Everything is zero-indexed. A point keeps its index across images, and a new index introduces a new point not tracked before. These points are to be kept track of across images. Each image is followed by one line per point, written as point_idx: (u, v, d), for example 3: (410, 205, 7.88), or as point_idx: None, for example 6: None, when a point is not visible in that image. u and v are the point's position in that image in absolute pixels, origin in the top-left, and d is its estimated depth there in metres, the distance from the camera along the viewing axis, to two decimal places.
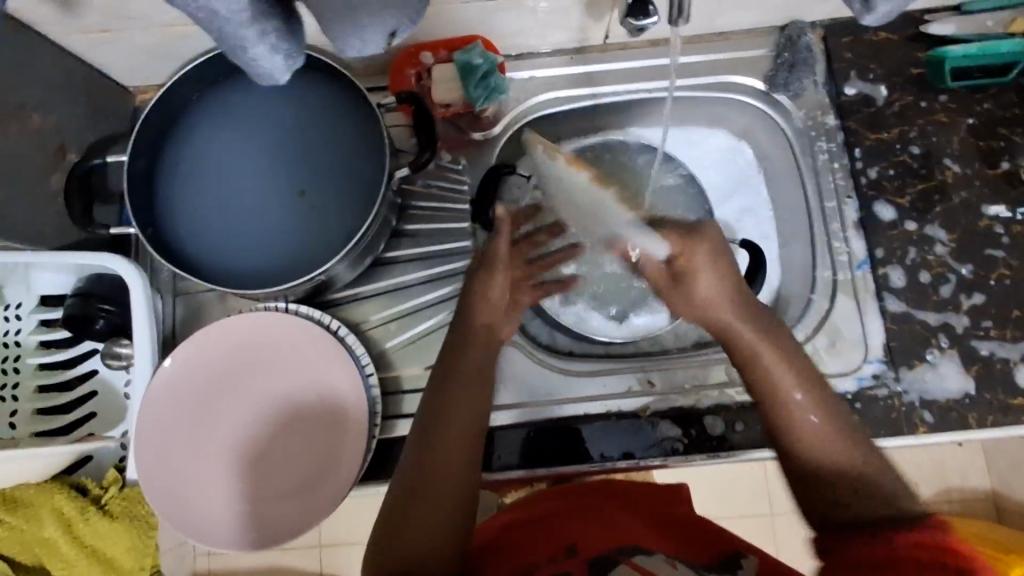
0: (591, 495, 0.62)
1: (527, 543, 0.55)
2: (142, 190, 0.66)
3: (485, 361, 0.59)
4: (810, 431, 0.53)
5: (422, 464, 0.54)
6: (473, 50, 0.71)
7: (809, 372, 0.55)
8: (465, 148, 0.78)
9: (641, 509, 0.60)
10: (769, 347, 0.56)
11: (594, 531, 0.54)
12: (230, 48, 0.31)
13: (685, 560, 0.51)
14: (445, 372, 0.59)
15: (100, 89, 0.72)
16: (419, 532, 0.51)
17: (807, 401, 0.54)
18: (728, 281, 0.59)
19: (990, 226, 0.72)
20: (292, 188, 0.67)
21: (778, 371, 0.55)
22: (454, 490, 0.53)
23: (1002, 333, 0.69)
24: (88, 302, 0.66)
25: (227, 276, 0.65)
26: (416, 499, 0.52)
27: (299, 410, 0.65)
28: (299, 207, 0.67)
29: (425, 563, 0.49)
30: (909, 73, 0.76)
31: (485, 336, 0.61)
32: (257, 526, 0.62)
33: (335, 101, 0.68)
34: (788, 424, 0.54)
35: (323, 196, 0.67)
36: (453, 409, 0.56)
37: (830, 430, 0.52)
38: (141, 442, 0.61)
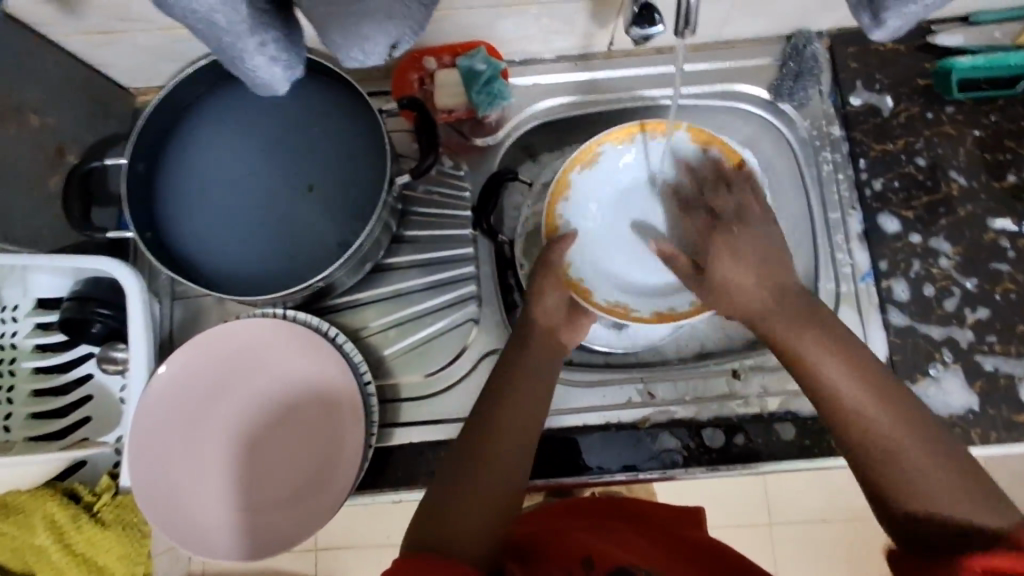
0: (603, 513, 0.63)
1: (547, 544, 0.54)
2: (141, 193, 0.66)
3: (546, 367, 0.61)
4: (881, 423, 0.50)
5: (479, 447, 0.54)
6: (477, 56, 0.71)
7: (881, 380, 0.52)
8: (467, 154, 0.77)
9: (650, 529, 0.61)
10: (822, 350, 0.55)
11: (613, 546, 0.55)
12: (228, 57, 0.31)
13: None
14: (508, 370, 0.60)
15: (100, 89, 0.71)
16: (459, 527, 0.48)
17: (874, 408, 0.50)
18: (773, 295, 0.60)
19: (996, 240, 0.71)
20: (301, 185, 0.67)
21: (833, 374, 0.53)
22: (502, 484, 0.52)
23: (1007, 348, 0.68)
24: (85, 305, 0.65)
25: (225, 281, 0.64)
26: (459, 494, 0.50)
27: (298, 417, 0.65)
28: (308, 204, 0.67)
29: (468, 543, 0.47)
30: (916, 84, 0.76)
31: (546, 344, 0.63)
32: (254, 534, 0.61)
33: (339, 104, 0.67)
34: (850, 426, 0.51)
35: (332, 195, 0.66)
36: (515, 399, 0.57)
37: (897, 422, 0.49)
38: (135, 448, 0.61)
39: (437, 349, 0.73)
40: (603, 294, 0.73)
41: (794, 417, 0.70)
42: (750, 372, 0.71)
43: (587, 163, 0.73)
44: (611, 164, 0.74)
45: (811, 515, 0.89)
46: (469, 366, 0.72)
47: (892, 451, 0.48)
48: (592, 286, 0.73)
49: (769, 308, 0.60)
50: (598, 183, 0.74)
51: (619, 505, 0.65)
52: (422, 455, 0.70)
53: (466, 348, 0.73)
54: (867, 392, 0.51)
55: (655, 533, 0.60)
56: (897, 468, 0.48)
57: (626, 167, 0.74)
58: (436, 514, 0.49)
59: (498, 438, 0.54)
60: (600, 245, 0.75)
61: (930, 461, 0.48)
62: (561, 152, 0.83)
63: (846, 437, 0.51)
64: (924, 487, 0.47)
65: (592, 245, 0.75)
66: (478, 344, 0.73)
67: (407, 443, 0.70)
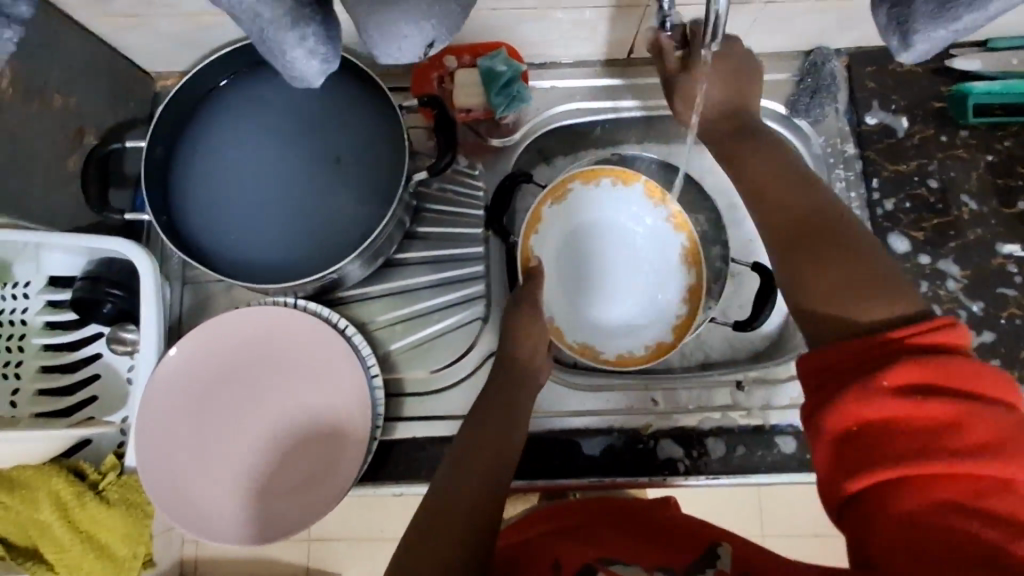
0: (587, 509, 0.64)
1: (524, 558, 0.57)
2: (158, 176, 0.66)
3: (530, 380, 0.66)
4: (793, 217, 0.50)
5: (470, 437, 0.58)
6: (497, 58, 0.72)
7: (805, 178, 0.53)
8: (482, 153, 0.78)
9: (623, 515, 0.62)
10: (759, 150, 0.57)
11: (581, 544, 0.57)
12: (267, 51, 0.31)
13: (664, 566, 0.52)
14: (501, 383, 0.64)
15: (122, 72, 0.72)
16: (458, 506, 0.51)
17: (785, 190, 0.52)
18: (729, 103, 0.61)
19: (1004, 265, 0.72)
20: (327, 160, 0.68)
21: (765, 163, 0.55)
22: (494, 463, 0.55)
23: (1010, 371, 0.69)
24: (97, 286, 0.66)
25: (238, 267, 0.65)
26: (456, 472, 0.54)
27: (300, 405, 0.65)
28: (333, 180, 0.67)
29: (473, 517, 0.50)
30: (932, 106, 0.76)
31: (534, 361, 0.67)
32: (252, 519, 0.62)
33: (359, 96, 0.68)
34: (757, 209, 0.53)
35: (355, 178, 0.67)
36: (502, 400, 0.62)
37: (814, 214, 0.49)
38: (140, 431, 0.61)
39: (444, 346, 0.74)
40: (578, 336, 0.75)
41: (794, 430, 0.70)
42: (753, 384, 0.72)
43: (558, 197, 0.76)
44: (582, 203, 0.78)
45: (806, 527, 0.89)
46: (474, 365, 0.73)
47: (801, 237, 0.48)
48: (568, 329, 0.75)
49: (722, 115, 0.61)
50: (569, 219, 0.78)
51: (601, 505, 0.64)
52: (424, 449, 0.71)
53: (471, 347, 0.73)
54: (781, 183, 0.53)
55: (625, 519, 0.61)
56: (803, 247, 0.48)
57: (595, 204, 0.78)
58: (438, 496, 0.52)
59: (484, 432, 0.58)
60: (571, 278, 0.78)
61: (830, 245, 0.47)
62: (575, 156, 0.82)
63: (768, 224, 0.51)
64: (822, 283, 0.46)
65: (573, 289, 0.77)
66: (484, 342, 0.73)
67: (411, 438, 0.71)
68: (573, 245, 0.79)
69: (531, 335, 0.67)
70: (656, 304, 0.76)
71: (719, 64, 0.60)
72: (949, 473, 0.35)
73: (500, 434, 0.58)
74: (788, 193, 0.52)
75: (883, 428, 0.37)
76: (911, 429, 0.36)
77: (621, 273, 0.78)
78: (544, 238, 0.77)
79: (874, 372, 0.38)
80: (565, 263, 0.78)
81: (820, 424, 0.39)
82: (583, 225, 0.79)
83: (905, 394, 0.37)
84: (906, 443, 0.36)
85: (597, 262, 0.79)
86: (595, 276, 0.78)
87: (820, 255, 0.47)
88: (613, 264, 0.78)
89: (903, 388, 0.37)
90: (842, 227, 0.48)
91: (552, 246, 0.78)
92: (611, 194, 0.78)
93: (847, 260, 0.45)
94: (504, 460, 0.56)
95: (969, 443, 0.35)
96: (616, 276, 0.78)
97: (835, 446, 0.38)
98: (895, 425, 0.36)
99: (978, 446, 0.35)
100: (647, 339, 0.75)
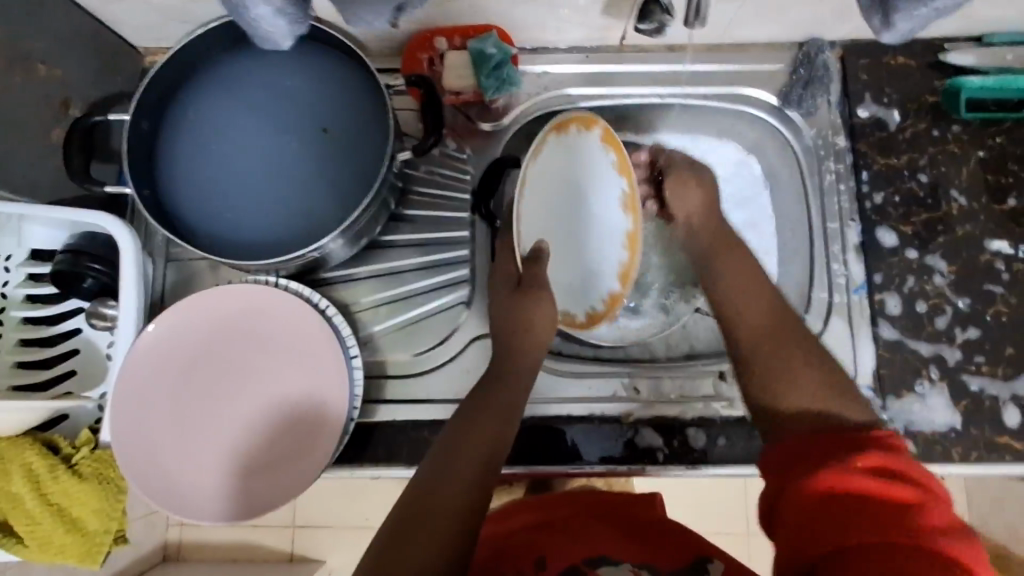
0: (572, 502, 0.66)
1: (509, 552, 0.58)
2: (143, 150, 0.65)
3: (529, 371, 0.64)
4: (754, 325, 0.56)
5: (464, 427, 0.57)
6: (488, 40, 0.71)
7: (769, 291, 0.59)
8: (472, 138, 0.77)
9: (608, 510, 0.64)
10: (726, 253, 0.64)
11: (567, 541, 0.58)
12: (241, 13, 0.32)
13: (652, 567, 0.54)
14: (499, 372, 0.63)
15: (109, 45, 0.71)
16: (449, 497, 0.50)
17: (743, 295, 0.59)
18: (710, 203, 0.67)
19: (992, 262, 0.72)
20: (314, 133, 0.67)
21: (729, 265, 0.63)
22: (484, 455, 0.54)
23: (993, 369, 0.69)
24: (78, 260, 0.65)
25: (219, 245, 0.64)
26: (449, 462, 0.53)
27: (281, 392, 0.64)
28: (321, 151, 0.66)
29: (464, 513, 0.49)
30: (925, 100, 0.75)
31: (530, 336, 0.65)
32: (221, 503, 0.61)
33: (347, 73, 0.67)
34: (725, 310, 0.60)
35: (341, 152, 0.66)
36: (502, 393, 0.61)
37: (769, 321, 0.56)
38: (118, 405, 0.61)
39: (428, 328, 0.73)
40: (570, 302, 0.74)
41: None
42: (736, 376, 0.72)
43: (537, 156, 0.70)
44: (561, 158, 0.71)
45: None
46: (459, 348, 0.73)
47: (769, 349, 0.54)
48: (564, 298, 0.74)
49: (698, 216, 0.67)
50: (551, 178, 0.72)
51: (586, 500, 0.66)
52: (404, 433, 0.69)
53: (456, 330, 0.73)
54: (736, 281, 0.61)
55: (611, 514, 0.63)
56: (770, 355, 0.54)
57: (573, 158, 0.72)
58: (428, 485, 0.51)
59: (483, 425, 0.57)
60: (558, 241, 0.74)
61: (788, 346, 0.54)
62: None
63: (738, 331, 0.57)
64: (790, 393, 0.50)
65: (562, 253, 0.74)
66: (468, 327, 0.73)
67: (389, 422, 0.70)
68: (559, 205, 0.73)
69: (527, 316, 0.66)
70: (611, 256, 0.72)
71: (684, 173, 0.68)
72: (906, 542, 0.36)
73: (498, 429, 0.57)
74: (750, 298, 0.59)
75: (852, 496, 0.39)
76: (882, 505, 0.38)
77: (600, 225, 0.73)
78: (525, 199, 0.70)
79: (850, 455, 0.42)
80: (553, 225, 0.73)
81: (795, 491, 0.42)
82: (564, 183, 0.72)
83: (875, 473, 0.40)
84: (872, 512, 0.38)
85: (579, 218, 0.73)
86: (576, 236, 0.74)
87: (784, 365, 0.52)
88: (595, 220, 0.73)
89: (875, 469, 0.41)
90: (801, 338, 0.54)
91: (534, 206, 0.71)
92: (567, 145, 0.71)
93: (805, 374, 0.51)
94: (498, 451, 0.55)
95: (929, 523, 0.37)
96: (598, 232, 0.73)
97: (806, 508, 0.41)
98: (866, 497, 0.39)
99: (935, 526, 0.37)
100: (602, 292, 0.73)
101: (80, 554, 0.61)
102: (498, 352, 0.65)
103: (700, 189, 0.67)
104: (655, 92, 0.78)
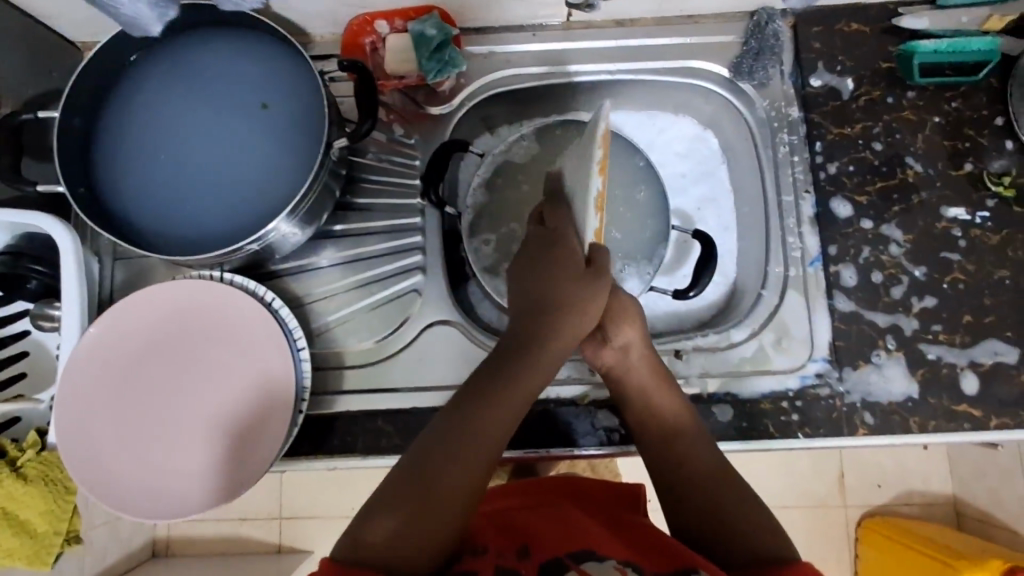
0: (554, 495, 0.69)
1: (497, 531, 0.61)
2: (76, 146, 0.64)
3: (558, 346, 0.61)
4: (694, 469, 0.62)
5: (472, 408, 0.57)
6: (429, 21, 0.70)
7: (694, 424, 0.64)
8: (420, 123, 0.76)
9: (597, 511, 0.66)
10: (653, 379, 0.65)
11: (554, 533, 0.60)
12: None
13: (637, 564, 0.55)
14: (520, 345, 0.60)
15: (41, 41, 0.69)
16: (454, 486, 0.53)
17: (680, 438, 0.63)
18: (639, 334, 0.67)
19: (949, 230, 0.71)
20: (250, 120, 0.65)
21: (661, 399, 0.65)
22: (492, 442, 0.56)
23: (951, 338, 0.68)
24: (19, 261, 0.65)
25: (155, 238, 0.63)
26: (453, 447, 0.55)
27: (222, 385, 0.63)
28: (260, 136, 0.65)
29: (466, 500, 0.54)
30: (880, 67, 0.74)
31: (568, 301, 0.60)
32: (167, 496, 0.61)
33: (282, 61, 0.66)
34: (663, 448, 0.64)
35: (276, 137, 0.65)
36: (518, 378, 0.59)
37: (708, 463, 0.62)
38: (62, 402, 0.62)
39: (383, 317, 0.73)
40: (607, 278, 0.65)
41: (731, 399, 0.69)
42: (693, 353, 0.72)
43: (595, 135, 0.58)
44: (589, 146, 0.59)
45: None
46: (414, 334, 0.72)
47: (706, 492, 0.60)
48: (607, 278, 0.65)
49: (626, 356, 0.66)
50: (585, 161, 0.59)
51: (569, 494, 0.69)
52: (358, 423, 0.68)
53: (410, 318, 0.73)
54: (672, 412, 0.64)
55: (600, 515, 0.66)
56: (709, 497, 0.60)
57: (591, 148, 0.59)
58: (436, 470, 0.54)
59: (488, 417, 0.57)
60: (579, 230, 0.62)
61: (729, 494, 0.60)
62: (518, 124, 0.83)
63: (675, 479, 0.62)
64: (732, 528, 0.58)
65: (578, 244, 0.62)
66: (423, 314, 0.73)
67: (343, 412, 0.69)
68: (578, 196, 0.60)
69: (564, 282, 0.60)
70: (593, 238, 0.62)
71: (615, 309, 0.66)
72: None
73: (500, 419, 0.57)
74: (687, 441, 0.63)
75: None
76: None
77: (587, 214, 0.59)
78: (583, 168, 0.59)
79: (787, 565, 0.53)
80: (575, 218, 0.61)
81: None
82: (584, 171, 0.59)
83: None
84: None
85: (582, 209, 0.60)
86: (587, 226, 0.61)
87: (725, 505, 0.59)
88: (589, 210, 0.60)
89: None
90: (734, 478, 0.61)
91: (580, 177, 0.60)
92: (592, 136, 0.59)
93: (746, 508, 0.59)
94: (500, 441, 0.57)
95: None
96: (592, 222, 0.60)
97: None
98: None
99: None
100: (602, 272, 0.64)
101: (30, 554, 0.60)
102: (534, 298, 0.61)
103: (631, 323, 0.66)
104: (604, 69, 0.76)
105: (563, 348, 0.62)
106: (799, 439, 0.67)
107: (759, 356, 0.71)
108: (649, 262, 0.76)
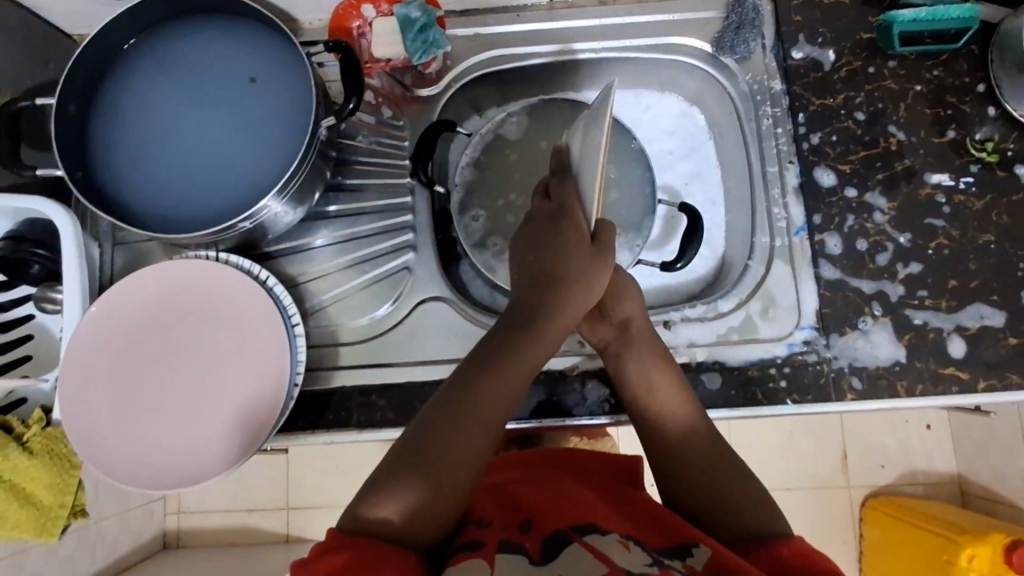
0: (554, 467, 0.70)
1: (500, 505, 0.62)
2: (74, 133, 0.66)
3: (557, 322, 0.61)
4: (692, 451, 0.62)
5: (468, 381, 0.58)
6: (413, 4, 0.72)
7: (694, 405, 0.65)
8: (408, 105, 0.78)
9: (598, 485, 0.67)
10: (654, 358, 0.66)
11: (556, 504, 0.61)
12: None
13: (639, 540, 0.56)
14: (515, 320, 0.61)
15: (37, 33, 0.72)
16: (451, 458, 0.55)
17: (679, 419, 0.64)
18: (638, 314, 0.67)
19: (933, 196, 0.71)
20: (241, 103, 0.67)
21: (663, 380, 0.65)
22: (488, 416, 0.57)
23: (937, 302, 0.69)
24: (20, 246, 0.67)
25: (151, 219, 0.65)
26: (449, 421, 0.56)
27: (219, 361, 0.65)
28: (250, 118, 0.67)
29: (461, 470, 0.55)
30: (860, 38, 0.75)
31: (569, 278, 0.60)
32: (169, 468, 0.62)
33: (271, 46, 0.68)
34: (661, 428, 0.64)
35: (265, 119, 0.66)
36: (511, 351, 0.60)
37: (706, 445, 0.63)
38: (64, 382, 0.63)
39: (376, 295, 0.74)
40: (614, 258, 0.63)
41: (720, 366, 0.70)
42: (681, 324, 0.73)
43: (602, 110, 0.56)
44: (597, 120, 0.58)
45: None
46: (406, 311, 0.74)
47: (704, 472, 0.61)
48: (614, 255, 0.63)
49: (625, 335, 0.67)
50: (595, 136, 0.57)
51: (569, 466, 0.70)
52: (351, 398, 0.69)
53: (402, 296, 0.74)
54: (672, 393, 0.65)
55: (600, 488, 0.66)
56: (706, 477, 0.61)
57: (597, 123, 0.58)
58: (434, 444, 0.55)
59: (484, 391, 0.58)
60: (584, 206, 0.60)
61: (726, 474, 0.61)
62: (506, 105, 0.84)
63: (673, 460, 0.63)
64: (726, 507, 0.59)
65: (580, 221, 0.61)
66: (415, 291, 0.74)
67: (338, 387, 0.70)
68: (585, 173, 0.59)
69: (566, 259, 0.60)
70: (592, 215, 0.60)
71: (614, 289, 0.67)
72: None
73: (496, 394, 0.58)
74: (685, 422, 0.64)
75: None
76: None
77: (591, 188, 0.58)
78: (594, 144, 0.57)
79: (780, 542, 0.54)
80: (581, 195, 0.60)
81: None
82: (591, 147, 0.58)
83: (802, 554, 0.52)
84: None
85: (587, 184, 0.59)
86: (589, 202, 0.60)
87: (721, 485, 0.60)
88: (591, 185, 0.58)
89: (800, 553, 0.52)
90: (731, 459, 0.62)
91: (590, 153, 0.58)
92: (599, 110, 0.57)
93: (741, 489, 0.60)
94: (498, 415, 0.58)
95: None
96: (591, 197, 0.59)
97: None
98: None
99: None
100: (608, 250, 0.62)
101: (35, 526, 0.63)
102: (537, 274, 0.61)
103: (631, 300, 0.67)
104: (589, 48, 0.78)
105: (566, 325, 0.61)
106: (788, 405, 0.68)
107: (747, 326, 0.72)
108: (635, 235, 0.77)
